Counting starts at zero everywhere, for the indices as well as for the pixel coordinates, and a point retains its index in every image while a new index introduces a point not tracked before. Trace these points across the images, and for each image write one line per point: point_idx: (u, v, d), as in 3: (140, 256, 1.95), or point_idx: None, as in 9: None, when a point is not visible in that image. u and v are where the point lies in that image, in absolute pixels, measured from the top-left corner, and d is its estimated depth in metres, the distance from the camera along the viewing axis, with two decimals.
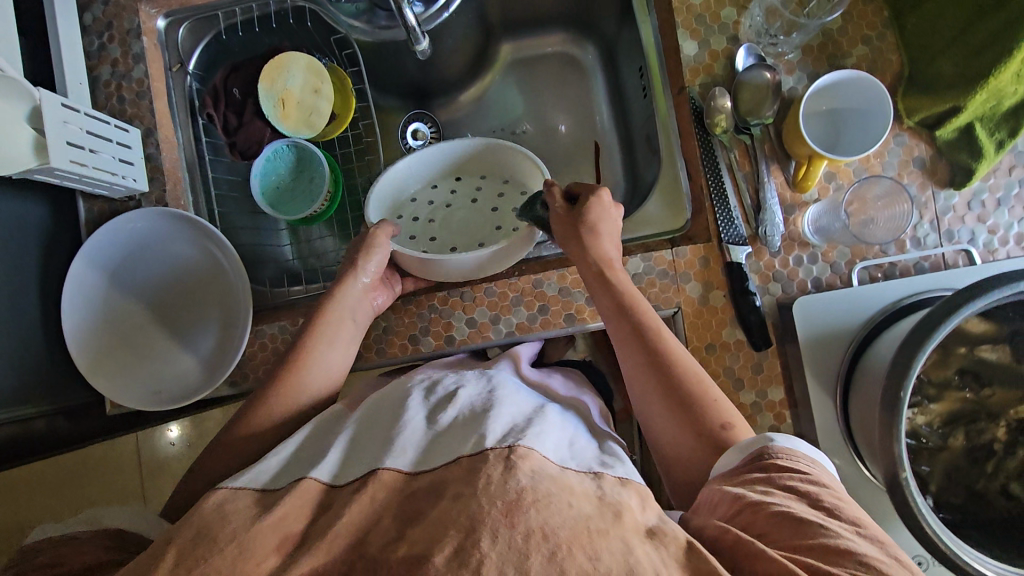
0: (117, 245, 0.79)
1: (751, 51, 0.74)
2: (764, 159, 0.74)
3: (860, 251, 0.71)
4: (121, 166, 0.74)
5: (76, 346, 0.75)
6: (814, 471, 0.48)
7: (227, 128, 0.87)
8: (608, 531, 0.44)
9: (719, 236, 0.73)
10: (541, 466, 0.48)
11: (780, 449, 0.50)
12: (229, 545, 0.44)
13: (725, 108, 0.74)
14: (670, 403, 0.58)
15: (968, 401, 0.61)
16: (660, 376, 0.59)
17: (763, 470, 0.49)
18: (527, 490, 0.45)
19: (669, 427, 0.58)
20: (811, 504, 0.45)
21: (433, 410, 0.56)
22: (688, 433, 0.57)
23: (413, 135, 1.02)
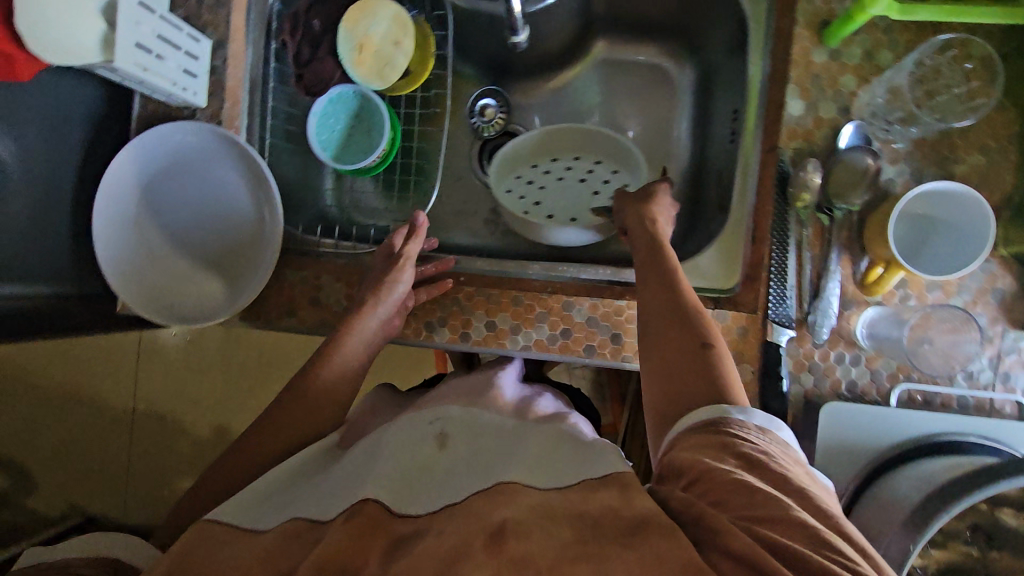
0: (162, 152, 0.77)
1: (861, 129, 0.69)
2: (838, 247, 0.69)
3: (905, 369, 0.67)
4: (182, 77, 0.71)
5: (99, 240, 0.73)
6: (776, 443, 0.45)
7: (297, 59, 0.84)
8: (589, 549, 0.42)
9: (766, 311, 0.70)
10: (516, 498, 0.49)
11: (740, 420, 0.46)
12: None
13: (814, 184, 0.68)
14: (668, 344, 0.55)
15: (970, 556, 0.58)
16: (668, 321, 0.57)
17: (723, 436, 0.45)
18: (509, 523, 0.45)
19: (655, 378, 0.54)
20: (771, 476, 0.42)
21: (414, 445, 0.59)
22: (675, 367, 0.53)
23: (480, 110, 0.99)
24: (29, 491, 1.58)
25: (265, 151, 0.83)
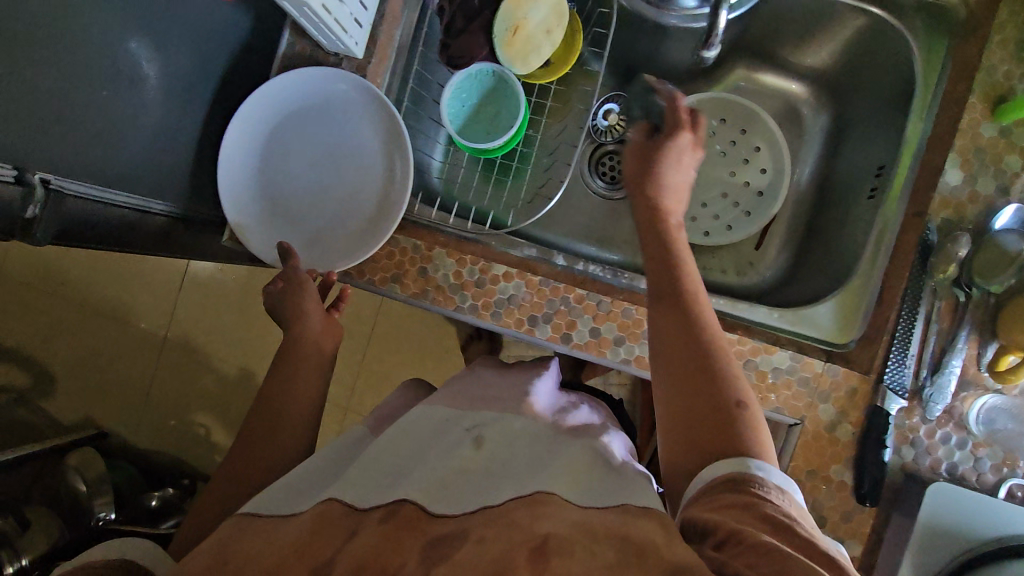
0: (306, 94, 0.77)
1: (1019, 212, 0.68)
2: (968, 325, 0.68)
3: (1013, 461, 0.66)
4: (352, 27, 0.71)
5: (226, 168, 0.74)
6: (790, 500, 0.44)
7: (448, 28, 0.82)
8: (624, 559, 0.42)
9: (880, 375, 0.69)
10: (562, 512, 0.48)
11: (764, 482, 0.44)
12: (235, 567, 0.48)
13: (958, 258, 0.67)
14: (704, 366, 0.51)
15: None
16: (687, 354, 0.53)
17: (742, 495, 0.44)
18: (550, 537, 0.44)
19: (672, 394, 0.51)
20: (796, 531, 0.40)
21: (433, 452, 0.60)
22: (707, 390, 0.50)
23: (603, 115, 0.98)
24: (48, 395, 1.57)
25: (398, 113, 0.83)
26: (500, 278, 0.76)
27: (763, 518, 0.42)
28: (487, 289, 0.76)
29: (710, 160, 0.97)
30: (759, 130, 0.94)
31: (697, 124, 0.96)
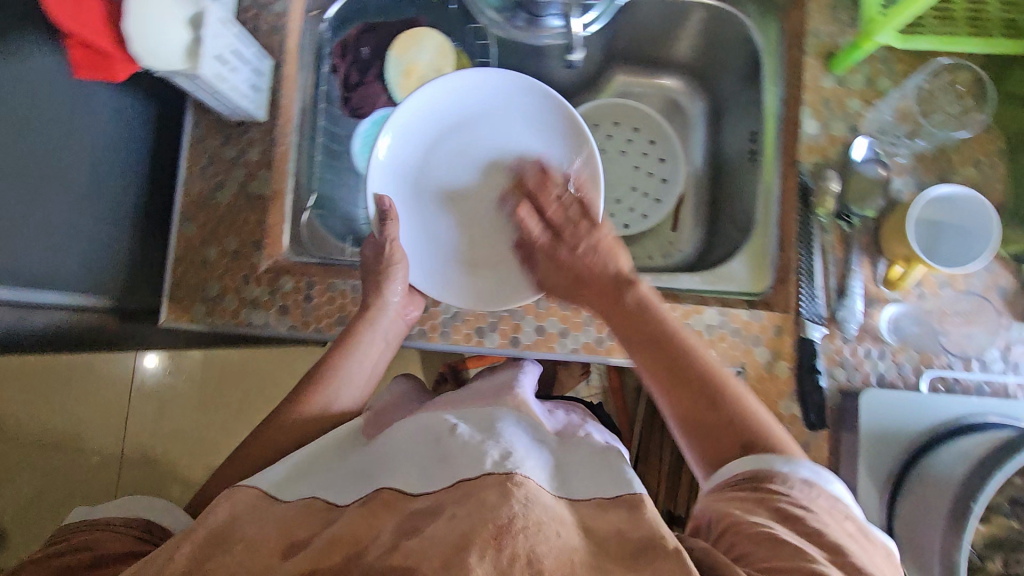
0: (453, 108, 0.81)
1: (871, 145, 0.77)
2: (857, 249, 0.76)
3: (928, 358, 0.73)
4: (249, 92, 0.75)
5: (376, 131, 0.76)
6: (795, 492, 0.47)
7: (346, 83, 0.88)
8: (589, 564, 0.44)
9: (798, 309, 0.75)
10: (537, 494, 0.49)
11: (791, 478, 0.48)
12: (236, 543, 0.48)
13: (833, 192, 0.76)
14: (674, 374, 0.58)
15: (1013, 530, 0.61)
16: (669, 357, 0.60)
17: (750, 491, 0.48)
18: (518, 517, 0.45)
19: (700, 429, 0.55)
20: (796, 531, 0.44)
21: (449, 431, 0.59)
22: (705, 433, 0.54)
23: None
24: None
25: (314, 167, 0.85)
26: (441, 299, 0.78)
27: (801, 532, 0.44)
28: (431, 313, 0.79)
29: (607, 158, 1.04)
30: (650, 127, 1.05)
31: (596, 129, 1.05)
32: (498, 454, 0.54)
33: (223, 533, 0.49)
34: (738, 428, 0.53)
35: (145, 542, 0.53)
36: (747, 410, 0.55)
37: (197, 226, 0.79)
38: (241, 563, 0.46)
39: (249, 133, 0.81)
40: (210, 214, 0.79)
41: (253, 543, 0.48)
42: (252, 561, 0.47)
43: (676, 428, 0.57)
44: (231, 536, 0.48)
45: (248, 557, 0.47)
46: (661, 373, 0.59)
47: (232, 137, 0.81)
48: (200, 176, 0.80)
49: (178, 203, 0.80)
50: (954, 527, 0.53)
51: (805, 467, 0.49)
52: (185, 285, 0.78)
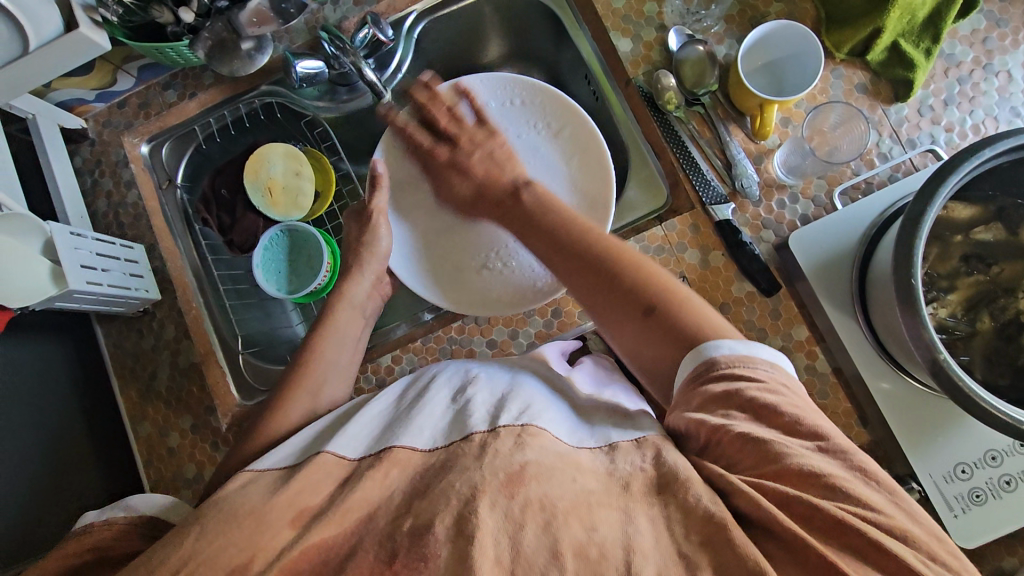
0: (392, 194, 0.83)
1: (680, 32, 0.81)
2: (721, 122, 0.78)
3: (835, 179, 0.74)
4: (133, 280, 0.78)
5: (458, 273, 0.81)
6: (771, 378, 0.47)
7: (222, 227, 0.90)
8: (611, 502, 0.44)
9: (700, 200, 0.75)
10: (551, 442, 0.49)
11: (734, 358, 0.48)
12: (246, 518, 0.45)
13: (671, 85, 0.79)
14: (573, 256, 0.61)
15: (982, 283, 0.62)
16: (564, 255, 0.61)
17: (722, 385, 0.47)
18: (531, 464, 0.46)
19: (618, 339, 0.58)
20: (775, 427, 0.45)
21: (455, 391, 0.57)
22: (638, 340, 0.55)
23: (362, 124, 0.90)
24: None
25: (229, 313, 0.86)
26: (392, 364, 0.78)
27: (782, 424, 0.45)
28: (388, 383, 0.77)
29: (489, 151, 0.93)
30: None
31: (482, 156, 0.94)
32: (514, 408, 0.52)
33: (228, 511, 0.45)
34: (644, 294, 0.55)
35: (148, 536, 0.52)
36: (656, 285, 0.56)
37: (151, 421, 0.81)
38: (247, 542, 0.44)
39: (158, 315, 0.83)
40: (157, 405, 0.81)
41: (261, 517, 0.45)
42: (258, 537, 0.44)
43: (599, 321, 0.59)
44: (238, 511, 0.45)
45: (255, 535, 0.44)
46: (561, 264, 0.61)
47: (143, 327, 0.83)
48: (132, 378, 0.83)
49: (123, 411, 0.82)
50: (907, 310, 0.53)
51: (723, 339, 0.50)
52: (165, 481, 0.79)
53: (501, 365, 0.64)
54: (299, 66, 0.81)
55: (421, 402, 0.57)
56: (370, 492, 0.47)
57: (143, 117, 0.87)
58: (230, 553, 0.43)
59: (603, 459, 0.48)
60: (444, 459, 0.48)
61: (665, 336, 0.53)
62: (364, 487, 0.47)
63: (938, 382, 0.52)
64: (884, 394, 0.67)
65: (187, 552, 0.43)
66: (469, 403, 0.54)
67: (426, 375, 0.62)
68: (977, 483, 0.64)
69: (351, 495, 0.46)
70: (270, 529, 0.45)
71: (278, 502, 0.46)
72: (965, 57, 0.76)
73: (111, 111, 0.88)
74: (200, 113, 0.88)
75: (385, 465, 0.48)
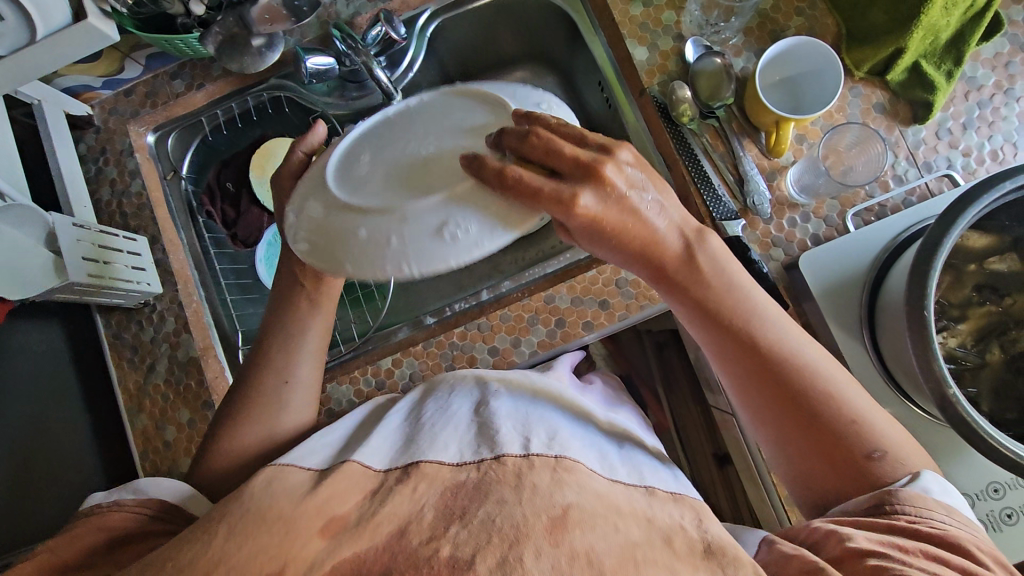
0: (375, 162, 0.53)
1: (698, 43, 0.79)
2: (735, 137, 0.77)
3: (848, 200, 0.73)
4: (134, 272, 0.77)
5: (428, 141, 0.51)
6: (950, 532, 0.44)
7: (225, 221, 0.90)
8: (656, 557, 0.43)
9: (711, 216, 0.74)
10: (588, 479, 0.48)
11: (912, 503, 0.46)
12: (276, 523, 0.43)
13: (687, 97, 0.78)
14: (758, 372, 0.54)
15: (994, 314, 0.61)
16: (753, 369, 0.54)
17: (889, 523, 0.45)
18: (574, 507, 0.45)
19: (783, 430, 0.53)
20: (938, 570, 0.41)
21: (477, 408, 0.57)
22: (821, 469, 0.52)
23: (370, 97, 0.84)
24: None
25: (230, 308, 0.86)
26: (392, 367, 0.77)
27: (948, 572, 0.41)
28: (388, 387, 0.77)
29: None
30: None
31: None
32: (542, 433, 0.52)
33: (255, 513, 0.43)
34: (837, 430, 0.51)
35: (160, 522, 0.51)
36: (861, 419, 0.51)
37: (148, 414, 0.79)
38: (280, 549, 0.42)
39: (157, 308, 0.82)
40: (155, 399, 0.80)
41: (292, 521, 0.44)
42: (288, 545, 0.43)
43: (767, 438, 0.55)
44: (268, 513, 0.43)
45: (284, 544, 0.42)
46: (746, 379, 0.55)
47: (143, 319, 0.82)
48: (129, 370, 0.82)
49: (122, 403, 0.80)
50: (919, 340, 0.53)
51: (926, 477, 0.48)
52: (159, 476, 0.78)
53: (520, 374, 0.64)
54: (310, 62, 0.81)
55: (441, 413, 0.56)
56: (402, 505, 0.46)
57: (150, 106, 0.86)
58: (261, 561, 0.41)
59: (641, 498, 0.49)
60: (478, 482, 0.48)
61: (855, 481, 0.50)
62: (392, 502, 0.46)
63: (946, 416, 0.51)
64: (888, 420, 0.67)
65: (217, 554, 0.41)
66: (494, 419, 0.54)
67: (442, 388, 0.61)
68: (978, 515, 0.64)
69: (382, 509, 0.45)
70: (299, 537, 0.43)
71: (309, 507, 0.45)
72: (986, 80, 0.75)
73: (118, 98, 0.87)
74: (208, 104, 0.87)
75: (415, 479, 0.48)
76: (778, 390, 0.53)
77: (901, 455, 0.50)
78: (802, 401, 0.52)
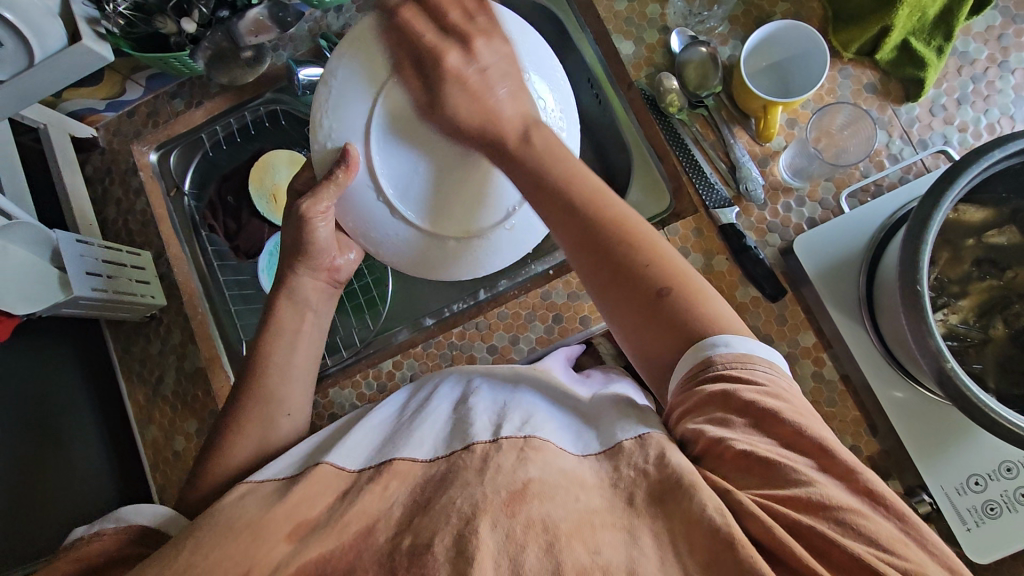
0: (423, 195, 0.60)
1: (683, 34, 0.80)
2: (725, 124, 0.77)
3: (843, 181, 0.72)
4: (138, 286, 0.79)
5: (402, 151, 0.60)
6: (770, 379, 0.44)
7: (227, 234, 0.91)
8: (618, 521, 0.42)
9: (704, 204, 0.74)
10: (554, 457, 0.47)
11: (736, 359, 0.44)
12: (242, 531, 0.44)
13: (674, 88, 0.78)
14: (590, 235, 0.51)
15: (995, 289, 0.60)
16: (582, 228, 0.51)
17: (722, 388, 0.43)
18: (535, 481, 0.44)
19: (618, 291, 0.50)
20: (775, 440, 0.42)
21: (456, 404, 0.57)
22: (629, 314, 0.49)
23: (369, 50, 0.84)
24: None
25: (234, 319, 0.87)
26: (393, 369, 0.78)
27: (783, 437, 0.42)
28: (390, 389, 0.77)
29: None
30: None
31: None
32: (515, 419, 0.52)
33: (227, 521, 0.45)
34: (654, 278, 0.49)
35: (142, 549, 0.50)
36: (670, 262, 0.49)
37: (157, 425, 0.82)
38: (246, 554, 0.44)
39: (164, 321, 0.84)
40: (164, 409, 0.82)
41: (258, 530, 0.45)
42: (257, 551, 0.44)
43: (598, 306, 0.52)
44: (236, 523, 0.45)
45: (250, 550, 0.44)
46: (584, 250, 0.51)
47: (150, 333, 0.85)
48: (140, 382, 0.83)
49: (132, 414, 0.82)
50: (913, 315, 0.52)
51: (734, 339, 0.46)
52: (171, 484, 0.79)
53: (505, 372, 0.64)
54: (303, 73, 0.83)
55: (422, 412, 0.57)
56: (372, 503, 0.46)
57: (152, 126, 0.88)
58: (226, 566, 0.43)
59: (606, 462, 0.47)
60: (445, 473, 0.48)
61: (668, 325, 0.48)
62: (362, 501, 0.46)
63: (944, 391, 0.50)
64: (896, 403, 0.65)
65: (183, 565, 0.42)
66: (470, 413, 0.54)
67: (424, 390, 0.62)
68: (991, 496, 0.62)
69: (351, 509, 0.46)
70: (266, 542, 0.44)
71: (277, 514, 0.46)
72: (979, 54, 0.73)
73: (121, 120, 0.89)
74: (207, 121, 0.89)
75: (385, 478, 0.48)
76: (588, 246, 0.51)
77: (697, 297, 0.48)
78: (624, 264, 0.49)
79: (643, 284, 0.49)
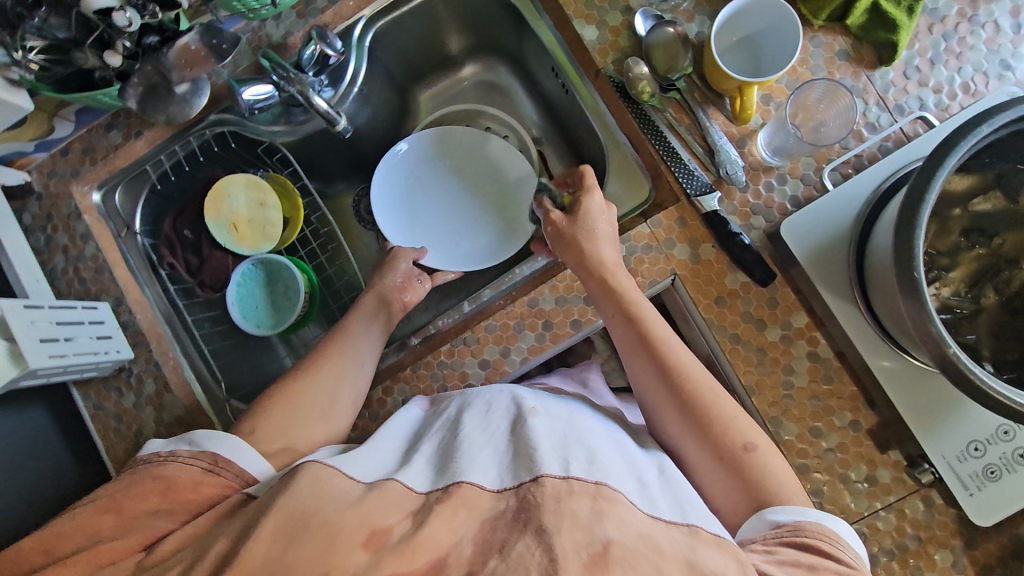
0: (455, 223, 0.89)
1: (648, 14, 0.76)
2: (699, 107, 0.74)
3: (823, 155, 0.71)
4: (100, 343, 0.75)
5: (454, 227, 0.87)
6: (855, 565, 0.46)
7: (189, 270, 0.86)
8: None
9: (685, 192, 0.71)
10: (629, 515, 0.46)
11: (822, 532, 0.47)
12: (321, 529, 0.44)
13: (644, 73, 0.74)
14: (669, 390, 0.56)
15: (984, 257, 0.59)
16: (663, 376, 0.57)
17: (801, 552, 0.46)
18: (615, 543, 0.43)
19: (686, 436, 0.55)
20: None
21: (515, 424, 0.55)
22: (708, 465, 0.54)
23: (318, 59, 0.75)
24: None
25: (210, 359, 0.83)
26: (383, 396, 0.75)
27: None
28: (383, 416, 0.75)
29: None
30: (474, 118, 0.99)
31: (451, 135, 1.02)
32: (581, 456, 0.51)
33: None
34: (733, 439, 0.53)
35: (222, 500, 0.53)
36: (740, 417, 0.55)
37: None
38: (324, 558, 0.43)
39: (135, 372, 0.79)
40: None
41: (336, 529, 0.44)
42: (333, 556, 0.43)
43: (676, 453, 0.57)
44: (313, 520, 0.44)
45: (328, 554, 0.43)
46: (660, 396, 0.57)
47: (122, 385, 0.79)
48: (118, 438, 0.79)
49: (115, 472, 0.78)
50: (911, 299, 0.51)
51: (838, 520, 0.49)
52: None
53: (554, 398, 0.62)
54: (247, 93, 0.74)
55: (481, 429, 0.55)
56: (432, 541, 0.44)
57: (90, 163, 0.82)
58: None
59: (683, 540, 0.45)
60: (512, 512, 0.46)
61: (738, 483, 0.52)
62: (430, 525, 0.44)
63: (946, 374, 0.50)
64: (886, 372, 0.65)
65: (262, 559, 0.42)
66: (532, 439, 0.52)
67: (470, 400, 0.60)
68: (990, 459, 0.63)
69: (422, 531, 0.44)
70: (343, 546, 0.43)
71: (352, 518, 0.45)
72: (949, 10, 0.71)
73: (54, 159, 0.83)
74: (150, 151, 0.82)
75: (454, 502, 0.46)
76: (673, 397, 0.56)
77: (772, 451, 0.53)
78: (700, 417, 0.55)
79: (728, 445, 0.53)
